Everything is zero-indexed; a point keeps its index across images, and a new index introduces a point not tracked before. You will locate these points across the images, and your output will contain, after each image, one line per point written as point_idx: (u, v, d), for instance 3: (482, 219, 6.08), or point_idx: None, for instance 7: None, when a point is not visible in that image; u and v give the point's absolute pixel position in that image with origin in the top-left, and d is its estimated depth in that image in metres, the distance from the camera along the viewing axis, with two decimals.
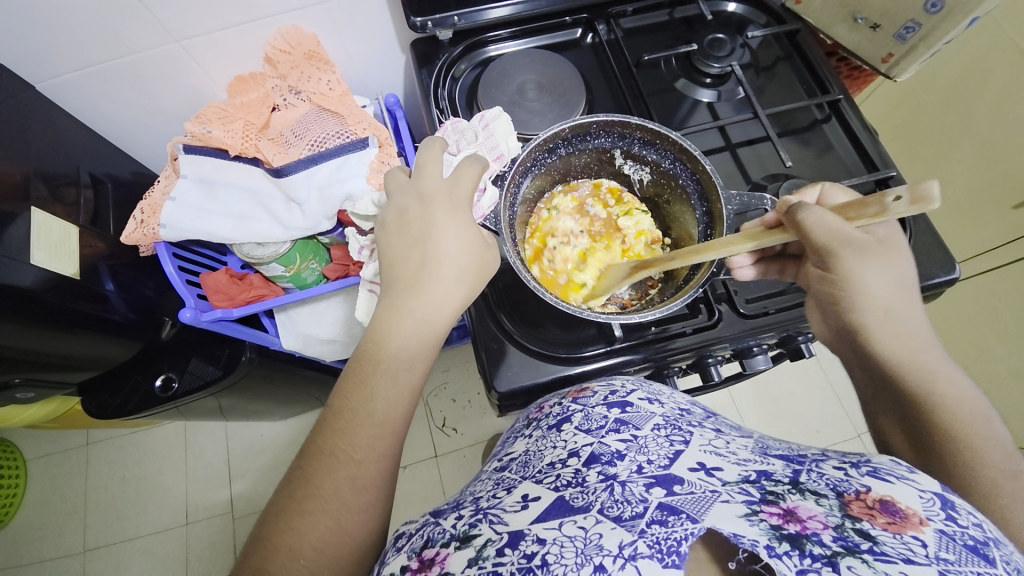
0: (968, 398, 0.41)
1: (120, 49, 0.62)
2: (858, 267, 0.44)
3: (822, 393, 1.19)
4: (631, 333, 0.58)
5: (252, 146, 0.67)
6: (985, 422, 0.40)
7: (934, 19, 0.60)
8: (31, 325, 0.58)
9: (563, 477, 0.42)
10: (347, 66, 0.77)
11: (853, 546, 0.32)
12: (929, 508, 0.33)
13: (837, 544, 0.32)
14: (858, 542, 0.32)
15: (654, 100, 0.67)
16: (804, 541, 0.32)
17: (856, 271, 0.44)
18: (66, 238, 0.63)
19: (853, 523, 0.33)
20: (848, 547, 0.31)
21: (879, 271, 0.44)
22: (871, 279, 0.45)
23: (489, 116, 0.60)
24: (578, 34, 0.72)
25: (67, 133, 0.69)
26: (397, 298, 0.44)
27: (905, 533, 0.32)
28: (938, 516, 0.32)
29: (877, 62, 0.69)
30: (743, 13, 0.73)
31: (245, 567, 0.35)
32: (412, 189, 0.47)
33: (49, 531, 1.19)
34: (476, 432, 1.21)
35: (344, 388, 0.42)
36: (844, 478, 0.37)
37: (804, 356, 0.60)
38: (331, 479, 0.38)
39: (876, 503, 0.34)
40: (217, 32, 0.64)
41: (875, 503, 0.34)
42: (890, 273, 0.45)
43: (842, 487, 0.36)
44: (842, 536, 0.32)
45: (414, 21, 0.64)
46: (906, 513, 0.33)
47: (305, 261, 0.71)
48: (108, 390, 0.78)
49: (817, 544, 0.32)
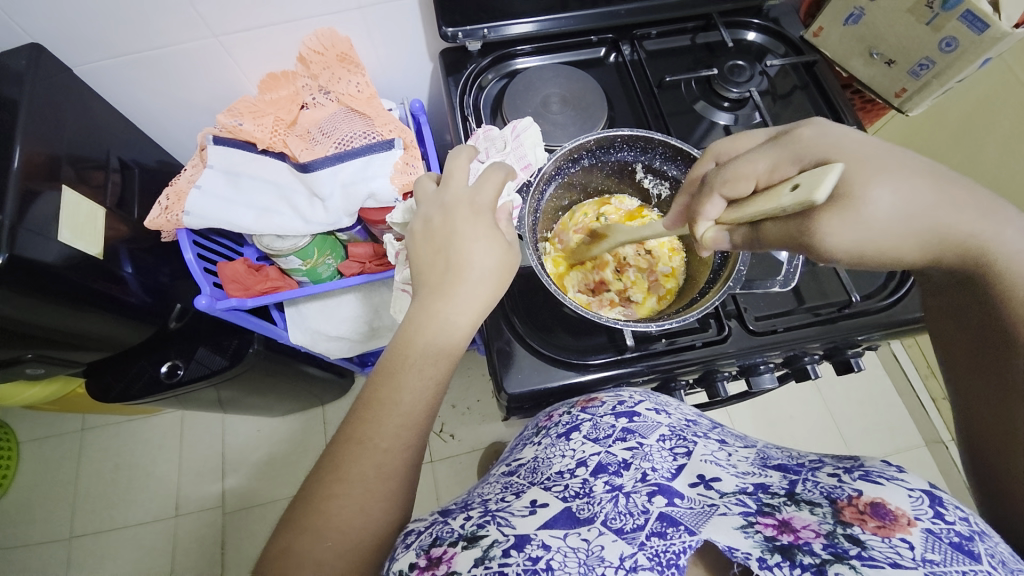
0: None
1: (161, 40, 0.65)
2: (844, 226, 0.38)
3: (821, 421, 1.19)
4: (641, 343, 0.59)
5: (280, 141, 0.69)
6: None
7: (948, 58, 0.63)
8: (51, 301, 0.59)
9: (571, 487, 0.41)
10: (376, 70, 0.79)
11: (842, 552, 0.32)
12: (918, 507, 0.33)
13: (827, 552, 0.32)
14: (848, 548, 0.32)
15: (674, 120, 0.69)
16: (795, 551, 0.33)
17: (855, 225, 0.37)
18: (92, 219, 0.64)
19: (844, 529, 0.34)
20: (837, 554, 0.32)
21: (868, 200, 0.37)
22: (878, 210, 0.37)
23: (520, 126, 0.61)
24: (603, 53, 0.74)
25: (99, 118, 0.70)
26: (426, 300, 0.45)
27: (894, 537, 0.32)
28: (925, 516, 0.33)
29: (890, 96, 0.73)
30: (762, 42, 0.75)
31: (273, 547, 0.36)
32: (436, 199, 0.49)
33: (38, 515, 1.18)
34: (474, 439, 1.21)
35: (374, 380, 0.43)
36: (837, 485, 0.37)
37: (809, 376, 0.61)
38: (357, 465, 0.39)
39: (867, 507, 0.34)
40: (254, 30, 0.67)
41: (865, 508, 0.34)
42: (890, 187, 0.37)
43: (835, 493, 0.37)
44: (832, 543, 0.33)
45: (445, 32, 0.66)
46: (894, 514, 0.33)
47: (321, 256, 0.72)
48: (112, 374, 0.79)
49: (807, 553, 0.33)
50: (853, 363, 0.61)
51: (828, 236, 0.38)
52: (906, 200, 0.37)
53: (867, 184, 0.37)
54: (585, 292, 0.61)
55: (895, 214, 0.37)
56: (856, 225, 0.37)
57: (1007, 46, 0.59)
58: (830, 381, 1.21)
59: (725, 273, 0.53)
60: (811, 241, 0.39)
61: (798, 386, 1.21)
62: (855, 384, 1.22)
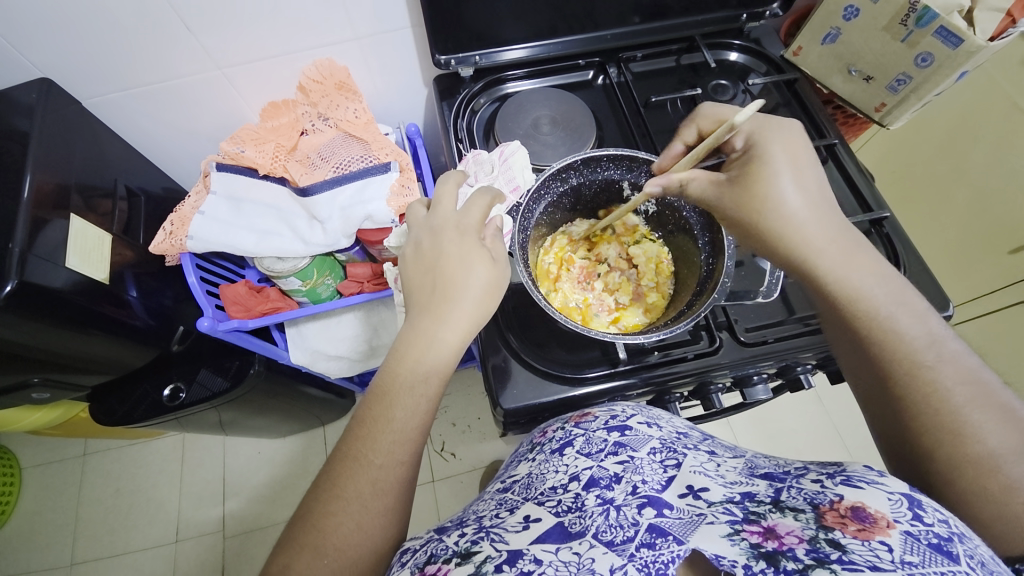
0: (886, 306, 0.42)
1: (168, 74, 0.68)
2: (742, 208, 0.47)
3: (824, 432, 1.18)
4: (633, 355, 0.59)
5: (280, 167, 0.71)
6: (928, 345, 0.41)
7: (924, 73, 0.65)
8: (56, 325, 0.60)
9: (564, 502, 0.42)
10: (373, 97, 0.82)
11: (824, 556, 0.32)
12: (897, 510, 0.34)
13: (810, 557, 0.32)
14: (829, 553, 0.32)
15: (661, 138, 0.71)
16: (779, 557, 0.33)
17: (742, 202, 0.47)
18: (100, 245, 0.66)
19: (826, 533, 0.34)
20: (819, 558, 0.32)
21: (762, 188, 0.46)
22: (760, 202, 0.46)
23: (508, 151, 0.63)
24: (590, 76, 0.77)
25: (107, 148, 0.73)
26: (418, 321, 0.46)
27: (873, 539, 0.32)
28: (904, 518, 0.33)
29: (870, 111, 0.75)
30: (744, 62, 0.78)
31: (272, 566, 0.37)
32: (426, 224, 0.50)
33: (38, 543, 1.17)
34: (475, 458, 1.20)
35: (369, 398, 0.44)
36: (821, 490, 0.38)
37: (802, 386, 0.62)
38: (354, 482, 0.40)
39: (848, 511, 0.34)
40: (256, 62, 0.70)
41: (847, 512, 0.34)
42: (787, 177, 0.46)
43: (819, 498, 0.37)
44: (815, 548, 0.33)
45: (438, 59, 0.70)
46: (875, 517, 0.33)
47: (321, 277, 0.74)
48: (115, 398, 0.80)
49: (792, 559, 0.33)
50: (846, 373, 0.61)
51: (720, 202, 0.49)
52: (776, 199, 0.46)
53: (767, 165, 0.46)
54: (577, 288, 0.63)
55: (766, 213, 0.46)
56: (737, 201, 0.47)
57: (981, 58, 0.61)
58: (831, 393, 1.21)
59: (710, 286, 0.55)
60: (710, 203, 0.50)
61: (799, 399, 1.21)
62: None
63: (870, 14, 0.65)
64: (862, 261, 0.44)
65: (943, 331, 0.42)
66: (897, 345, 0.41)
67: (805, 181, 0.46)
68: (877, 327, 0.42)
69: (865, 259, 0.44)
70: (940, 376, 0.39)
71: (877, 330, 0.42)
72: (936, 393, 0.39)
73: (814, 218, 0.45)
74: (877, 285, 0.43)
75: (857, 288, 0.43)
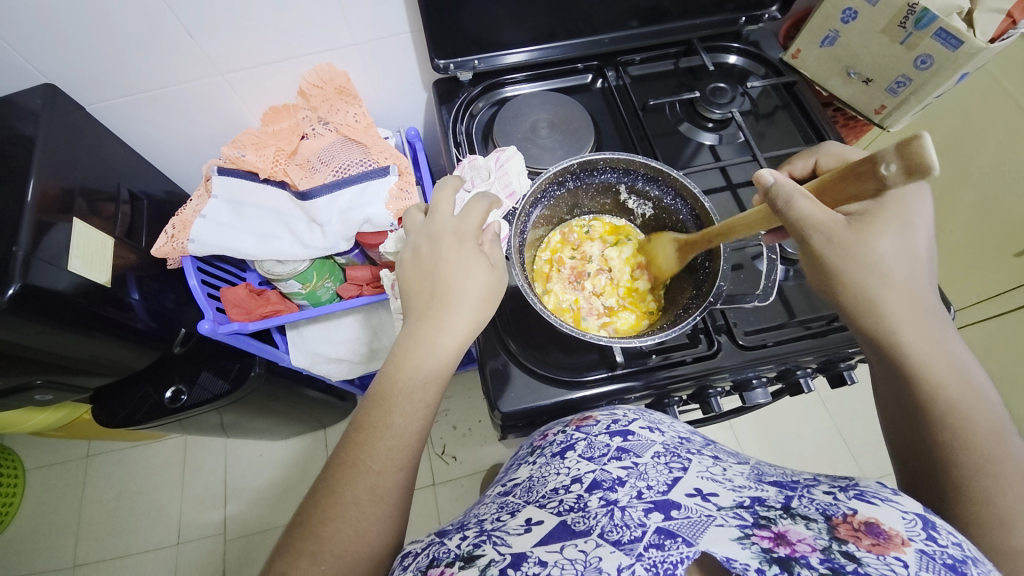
0: (963, 394, 0.41)
1: (170, 79, 0.69)
2: (853, 247, 0.43)
3: (827, 437, 1.17)
4: (632, 359, 0.59)
5: (280, 171, 0.72)
6: (995, 440, 0.39)
7: (923, 75, 0.65)
8: (58, 328, 0.60)
9: (566, 502, 0.42)
10: (373, 101, 0.83)
11: (839, 567, 0.32)
12: (911, 529, 0.34)
13: (824, 566, 0.32)
14: (844, 564, 0.32)
15: (660, 141, 0.72)
16: (793, 563, 0.32)
17: (852, 246, 0.43)
18: (102, 248, 0.66)
19: (840, 545, 0.33)
20: (834, 569, 0.32)
21: (877, 238, 0.43)
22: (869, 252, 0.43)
23: (503, 156, 0.64)
24: (589, 79, 0.77)
25: (109, 151, 0.74)
26: (415, 325, 0.46)
27: (889, 554, 0.32)
28: (919, 537, 0.33)
29: (870, 113, 0.75)
30: (743, 65, 0.78)
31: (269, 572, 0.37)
32: (423, 229, 0.50)
33: (41, 544, 1.18)
34: (475, 461, 1.20)
35: (367, 404, 0.44)
36: (833, 502, 0.38)
37: (803, 391, 0.61)
38: (352, 488, 0.40)
39: (862, 525, 0.34)
40: (257, 68, 0.71)
41: (861, 526, 0.34)
42: (896, 234, 0.43)
43: (831, 510, 0.37)
44: (829, 557, 0.33)
45: (437, 63, 0.71)
46: (889, 534, 0.33)
47: (320, 280, 0.74)
48: (117, 400, 0.81)
49: (805, 566, 0.32)
50: (846, 376, 0.61)
51: (830, 240, 0.43)
52: (887, 254, 0.43)
53: (885, 223, 0.43)
54: (569, 289, 0.63)
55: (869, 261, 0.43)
56: (850, 252, 0.43)
57: (981, 60, 0.61)
58: (834, 397, 1.20)
59: (706, 289, 0.55)
60: (812, 234, 0.43)
61: (802, 403, 1.20)
62: (861, 398, 1.20)
63: (869, 17, 0.65)
64: (946, 347, 0.43)
65: (1009, 429, 0.40)
66: (965, 433, 0.39)
67: (912, 249, 0.44)
68: (952, 408, 0.40)
69: (942, 338, 0.43)
70: (1003, 471, 0.38)
71: (949, 412, 0.40)
72: (994, 485, 0.37)
73: (907, 290, 0.44)
74: (956, 372, 0.42)
75: (935, 369, 0.42)
